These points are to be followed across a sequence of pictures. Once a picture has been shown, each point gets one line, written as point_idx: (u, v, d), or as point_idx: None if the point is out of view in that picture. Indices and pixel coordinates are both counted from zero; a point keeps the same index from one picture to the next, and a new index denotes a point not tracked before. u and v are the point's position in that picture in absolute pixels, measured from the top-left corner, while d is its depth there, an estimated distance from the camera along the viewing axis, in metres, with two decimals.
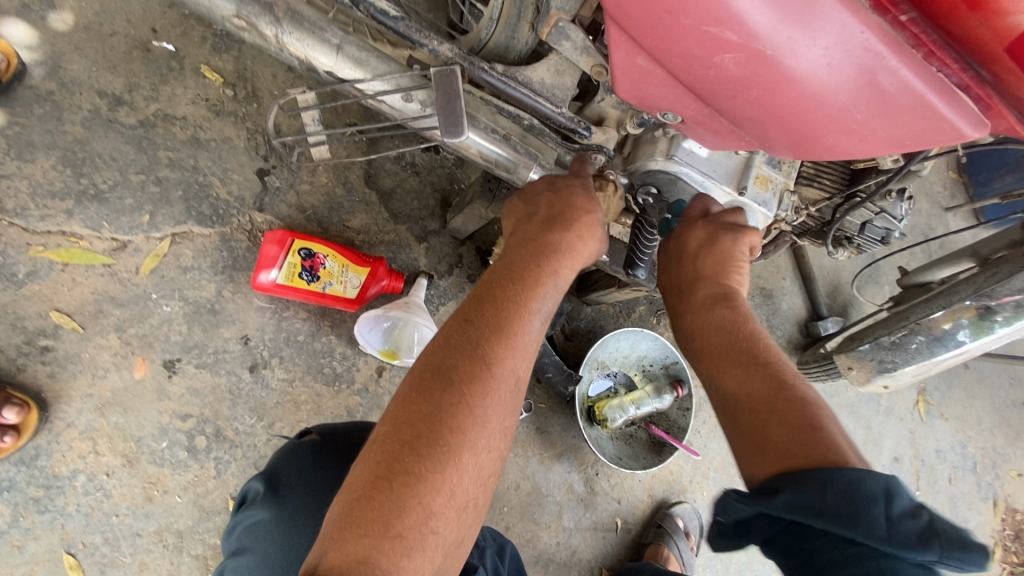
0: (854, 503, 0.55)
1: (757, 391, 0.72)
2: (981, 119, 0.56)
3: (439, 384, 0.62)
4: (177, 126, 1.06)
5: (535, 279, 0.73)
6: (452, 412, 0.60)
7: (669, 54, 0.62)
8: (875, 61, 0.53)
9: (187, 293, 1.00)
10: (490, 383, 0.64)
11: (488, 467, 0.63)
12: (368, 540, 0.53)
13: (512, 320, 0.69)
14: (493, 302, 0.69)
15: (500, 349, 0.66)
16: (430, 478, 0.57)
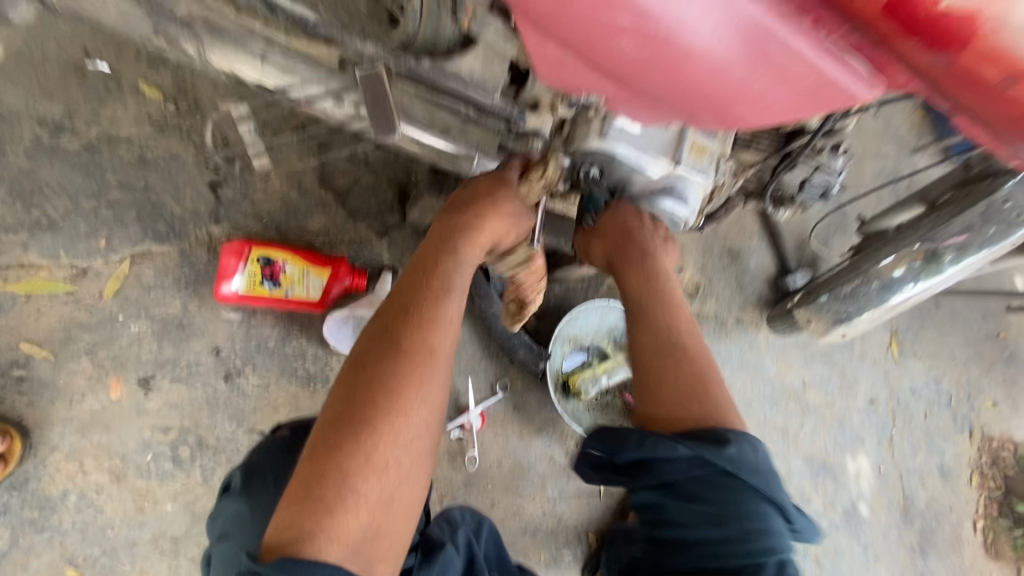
0: (767, 471, 0.67)
1: (671, 347, 0.84)
2: (873, 79, 0.57)
3: (356, 369, 0.67)
4: (123, 147, 1.07)
5: (438, 269, 0.78)
6: (365, 390, 0.65)
7: (575, 39, 0.63)
8: (764, 32, 0.54)
9: (153, 311, 1.03)
10: (400, 357, 0.68)
11: (409, 431, 0.65)
12: (296, 504, 0.58)
13: (421, 302, 0.73)
14: (404, 294, 0.74)
15: (407, 327, 0.70)
16: (347, 446, 0.61)
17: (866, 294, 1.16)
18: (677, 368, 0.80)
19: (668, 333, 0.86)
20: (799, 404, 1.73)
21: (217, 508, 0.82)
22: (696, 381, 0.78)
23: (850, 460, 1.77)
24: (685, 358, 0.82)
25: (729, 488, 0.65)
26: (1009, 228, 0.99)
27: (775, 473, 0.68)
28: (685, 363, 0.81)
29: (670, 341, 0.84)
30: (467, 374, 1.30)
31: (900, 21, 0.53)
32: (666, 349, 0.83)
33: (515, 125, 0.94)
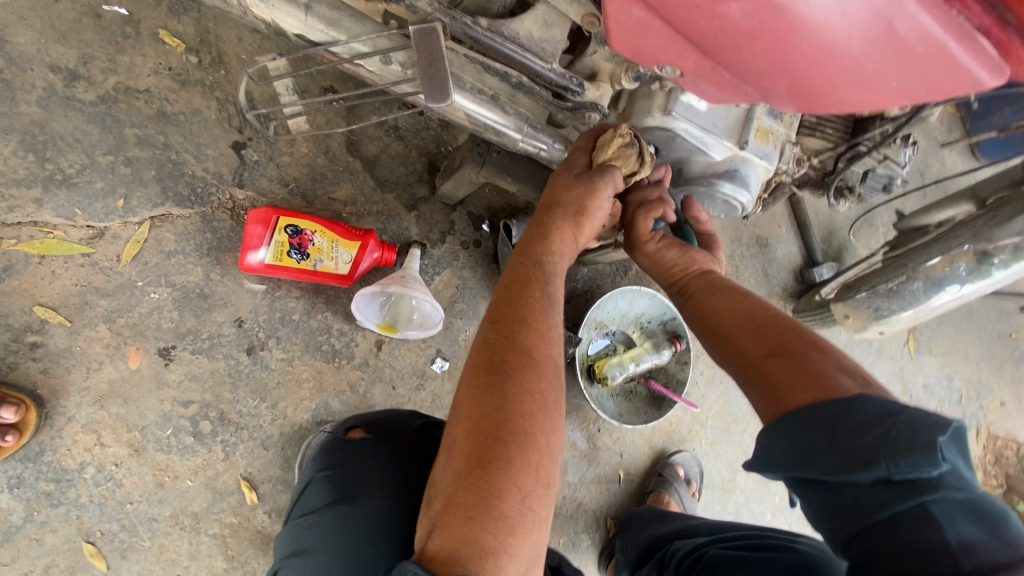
0: (798, 442, 0.53)
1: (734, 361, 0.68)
2: (999, 65, 0.53)
3: (495, 379, 0.61)
4: (142, 100, 0.99)
5: (547, 272, 0.73)
6: (516, 402, 0.60)
7: (670, 3, 0.58)
8: (894, 6, 0.50)
9: (174, 278, 0.98)
10: (541, 367, 0.64)
11: (559, 442, 0.63)
12: (474, 523, 0.55)
13: (537, 307, 0.68)
14: (515, 298, 0.69)
15: (536, 336, 0.66)
16: (515, 462, 0.58)
17: (906, 291, 1.14)
18: (761, 366, 0.63)
19: (725, 340, 0.70)
20: None
21: (293, 517, 0.79)
22: (772, 369, 0.62)
23: None
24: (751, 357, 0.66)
25: (796, 489, 0.55)
26: None
27: (812, 433, 0.53)
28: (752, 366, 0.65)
29: (730, 345, 0.69)
30: None
31: None
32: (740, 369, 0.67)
33: (572, 98, 0.88)
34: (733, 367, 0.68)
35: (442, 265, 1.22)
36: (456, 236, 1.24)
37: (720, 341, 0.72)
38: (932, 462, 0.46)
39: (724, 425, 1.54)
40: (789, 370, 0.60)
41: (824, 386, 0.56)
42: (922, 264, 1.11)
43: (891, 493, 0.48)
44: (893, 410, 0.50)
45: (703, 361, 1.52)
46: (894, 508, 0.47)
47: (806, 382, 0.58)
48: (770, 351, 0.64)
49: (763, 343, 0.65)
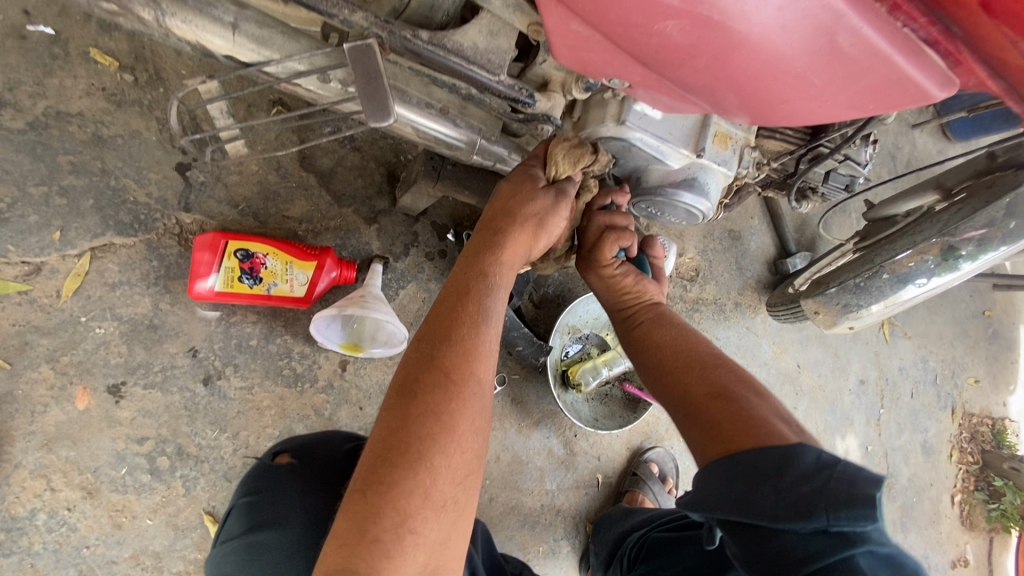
0: (744, 484, 0.56)
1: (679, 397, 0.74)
2: (948, 76, 0.51)
3: (403, 399, 0.59)
4: (75, 124, 0.94)
5: (486, 284, 0.70)
6: (418, 422, 0.57)
7: (607, 20, 0.55)
8: (835, 22, 0.47)
9: (120, 311, 0.94)
10: (456, 387, 0.60)
11: (464, 467, 0.59)
12: (346, 548, 0.52)
13: (464, 324, 0.65)
14: (444, 312, 0.66)
15: (457, 353, 0.63)
16: (401, 486, 0.54)
17: (873, 286, 1.13)
18: (702, 406, 0.69)
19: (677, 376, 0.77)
20: (794, 388, 1.71)
21: (218, 553, 0.75)
22: (712, 409, 0.68)
23: (839, 440, 1.77)
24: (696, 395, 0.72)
25: (732, 529, 0.56)
26: None
27: (757, 476, 0.55)
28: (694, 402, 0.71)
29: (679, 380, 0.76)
30: None
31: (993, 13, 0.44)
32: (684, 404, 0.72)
33: (523, 109, 0.85)
34: (674, 403, 0.75)
35: (407, 278, 1.19)
36: (420, 248, 1.21)
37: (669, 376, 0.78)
38: (871, 516, 0.48)
39: None
40: (726, 413, 0.66)
41: (755, 430, 0.62)
42: (890, 259, 1.10)
43: (827, 544, 0.50)
44: (831, 462, 0.53)
45: None
46: (828, 557, 0.49)
47: (744, 424, 0.63)
48: (714, 392, 0.70)
49: (708, 385, 0.72)
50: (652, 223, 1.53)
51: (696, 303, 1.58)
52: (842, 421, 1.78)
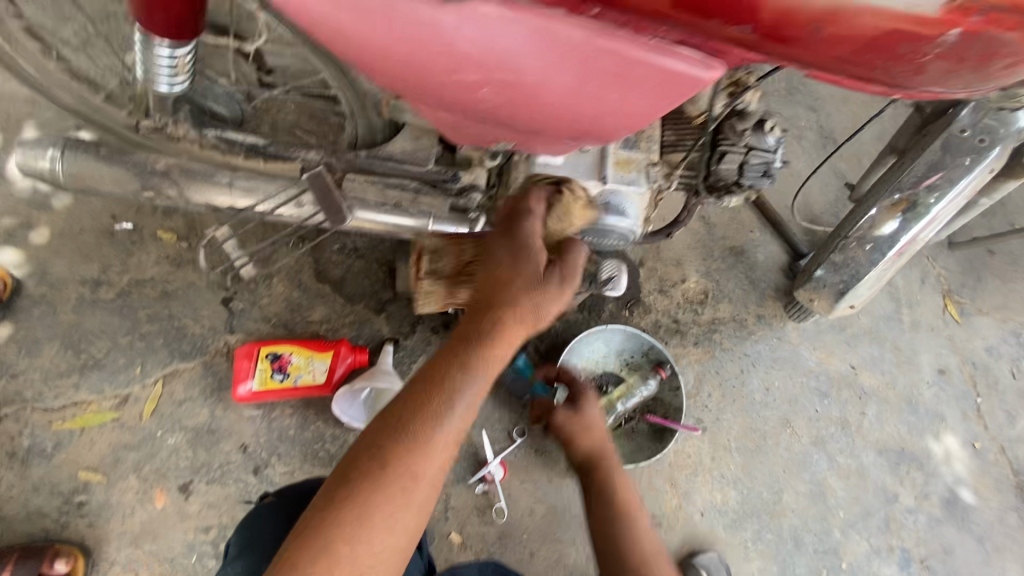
0: None
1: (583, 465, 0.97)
2: (707, 61, 0.61)
3: (344, 477, 0.64)
4: (149, 286, 1.25)
5: (462, 372, 0.70)
6: (343, 508, 0.62)
7: (449, 103, 0.72)
8: (588, 54, 0.61)
9: (185, 422, 1.17)
10: (388, 480, 0.64)
11: (384, 555, 0.63)
12: None
13: (420, 415, 0.67)
14: (405, 398, 0.69)
15: (399, 447, 0.65)
16: (316, 567, 0.60)
17: (847, 261, 1.12)
18: (614, 529, 0.89)
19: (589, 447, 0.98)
20: (856, 392, 1.58)
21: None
22: (620, 540, 0.88)
23: (933, 441, 1.57)
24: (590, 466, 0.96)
25: None
26: (979, 153, 0.95)
27: None
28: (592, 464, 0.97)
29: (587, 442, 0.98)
30: (482, 427, 1.32)
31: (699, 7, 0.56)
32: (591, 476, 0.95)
33: (455, 185, 1.03)
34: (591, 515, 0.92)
35: (418, 352, 1.34)
36: (427, 324, 1.37)
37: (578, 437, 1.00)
38: None
39: (753, 443, 1.46)
40: (633, 544, 0.87)
41: None
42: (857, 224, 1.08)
43: None
44: None
45: (708, 381, 1.50)
46: None
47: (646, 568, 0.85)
48: (625, 522, 0.89)
49: (623, 511, 0.90)
50: (646, 258, 1.60)
51: (713, 323, 1.57)
52: (931, 419, 1.59)
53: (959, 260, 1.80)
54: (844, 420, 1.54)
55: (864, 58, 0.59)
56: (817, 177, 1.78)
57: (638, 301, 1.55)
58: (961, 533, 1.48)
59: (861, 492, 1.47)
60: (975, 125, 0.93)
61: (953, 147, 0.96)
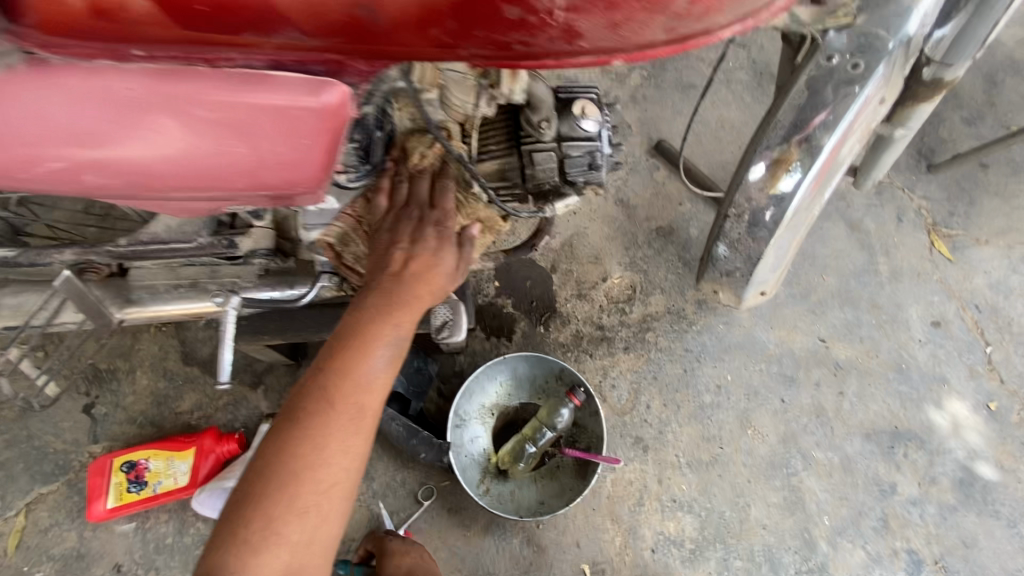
0: None
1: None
2: (317, 84, 0.43)
3: (284, 425, 0.62)
4: (4, 408, 1.17)
5: (394, 318, 0.68)
6: (285, 455, 0.60)
7: (85, 200, 0.56)
8: (164, 107, 0.44)
9: (53, 551, 1.08)
10: (329, 424, 0.62)
11: (335, 496, 0.62)
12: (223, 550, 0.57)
13: (356, 362, 0.65)
14: (339, 348, 0.66)
15: (341, 389, 0.64)
16: (268, 515, 0.58)
17: (742, 240, 0.85)
18: None
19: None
20: (831, 370, 1.33)
21: None
22: None
23: (936, 412, 1.31)
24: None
25: None
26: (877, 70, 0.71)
27: None
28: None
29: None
30: (385, 496, 1.17)
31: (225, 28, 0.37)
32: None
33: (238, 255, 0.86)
34: None
35: None
36: None
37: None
38: None
39: (710, 454, 1.25)
40: None
41: None
42: (743, 186, 0.82)
43: None
44: None
45: (647, 392, 1.29)
46: None
47: None
48: None
49: None
50: (558, 263, 1.39)
51: (646, 321, 1.35)
52: (929, 384, 1.33)
53: (942, 185, 1.50)
54: (818, 406, 1.30)
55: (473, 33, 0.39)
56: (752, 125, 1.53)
57: (554, 312, 1.35)
58: (984, 519, 1.23)
59: (847, 490, 1.24)
60: (848, 45, 0.71)
61: (824, 84, 0.73)
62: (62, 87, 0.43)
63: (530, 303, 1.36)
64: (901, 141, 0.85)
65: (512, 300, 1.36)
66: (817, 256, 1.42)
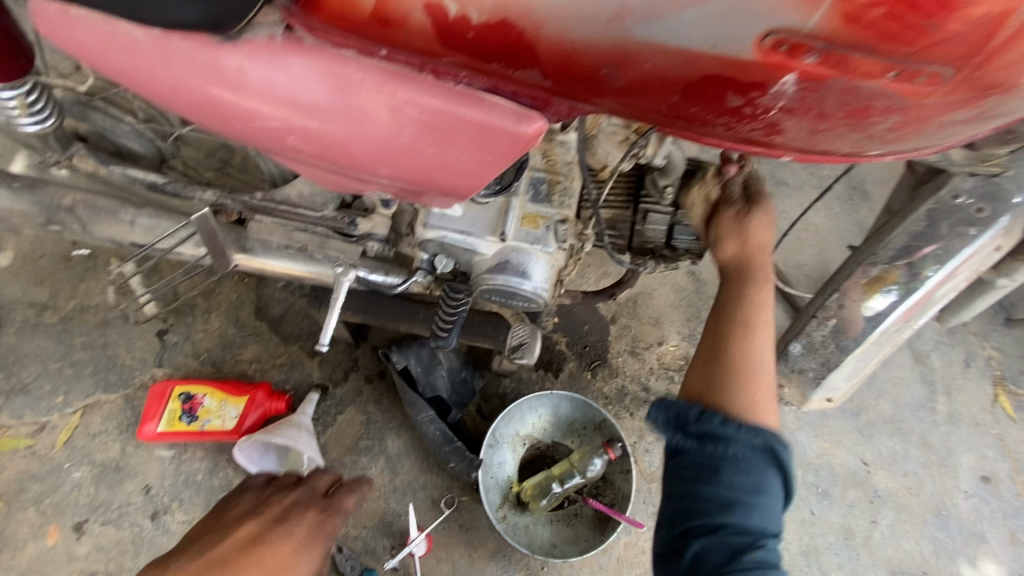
0: None
1: (749, 334, 0.69)
2: (522, 112, 0.49)
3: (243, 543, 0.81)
4: (90, 313, 1.25)
5: (216, 514, 0.92)
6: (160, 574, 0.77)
7: (269, 151, 0.62)
8: (387, 98, 0.51)
9: (95, 456, 1.15)
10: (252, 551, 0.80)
11: None
12: None
13: (262, 527, 0.85)
14: (233, 517, 0.88)
15: (260, 534, 0.83)
16: None
17: (822, 343, 0.87)
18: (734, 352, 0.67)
19: (755, 339, 0.68)
20: (867, 495, 1.30)
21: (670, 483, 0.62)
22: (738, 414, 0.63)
23: (968, 568, 1.26)
24: (745, 342, 0.68)
25: None
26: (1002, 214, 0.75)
27: None
28: (761, 360, 0.67)
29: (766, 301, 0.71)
30: (406, 495, 1.19)
31: (482, 42, 0.45)
32: (745, 345, 0.68)
33: (351, 235, 0.94)
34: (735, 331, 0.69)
35: (346, 403, 1.25)
36: (361, 372, 1.28)
37: (743, 295, 0.71)
38: None
39: None
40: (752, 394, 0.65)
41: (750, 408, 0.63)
42: (836, 292, 0.85)
43: None
44: None
45: None
46: None
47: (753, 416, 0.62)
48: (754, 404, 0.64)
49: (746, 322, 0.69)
50: (619, 315, 1.42)
51: None
52: (966, 538, 1.29)
53: (1016, 340, 1.48)
54: (846, 528, 1.27)
55: (690, 107, 0.47)
56: (834, 236, 1.57)
57: (604, 362, 1.38)
58: None
59: None
60: (975, 189, 0.75)
61: (941, 220, 0.77)
62: (316, 61, 0.50)
63: (584, 348, 1.39)
64: (999, 290, 0.88)
65: (566, 340, 1.39)
66: (876, 378, 1.41)
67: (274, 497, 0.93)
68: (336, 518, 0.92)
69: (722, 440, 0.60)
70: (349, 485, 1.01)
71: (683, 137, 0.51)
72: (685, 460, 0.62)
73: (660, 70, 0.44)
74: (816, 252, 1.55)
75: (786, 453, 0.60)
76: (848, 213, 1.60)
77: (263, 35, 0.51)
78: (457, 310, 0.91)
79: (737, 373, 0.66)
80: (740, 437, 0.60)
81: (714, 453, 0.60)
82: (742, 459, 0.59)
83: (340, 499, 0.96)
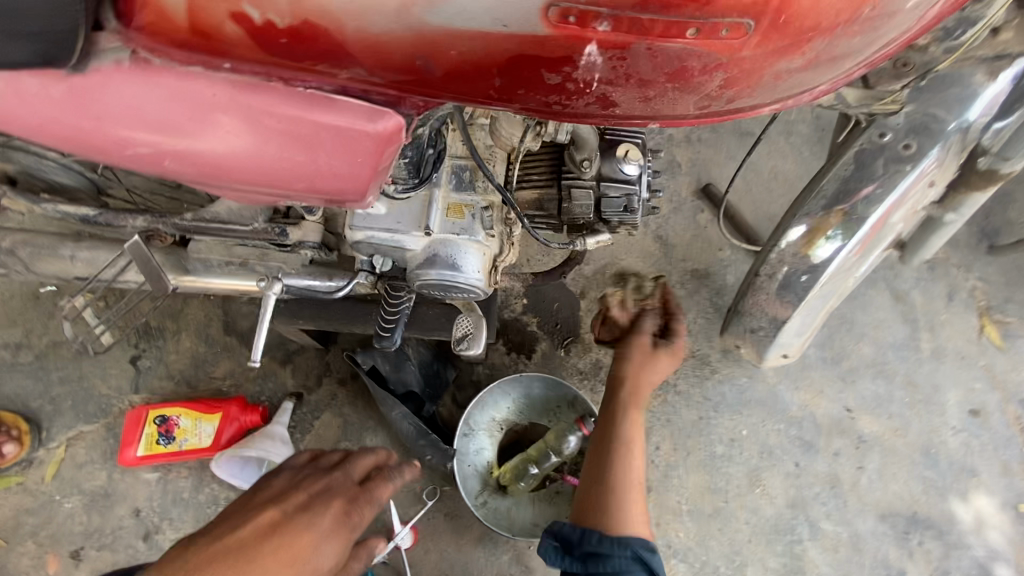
0: None
1: (627, 453, 0.81)
2: (371, 112, 0.50)
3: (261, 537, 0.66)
4: (63, 348, 1.27)
5: (276, 482, 0.75)
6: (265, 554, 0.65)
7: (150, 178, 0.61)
8: (241, 112, 0.50)
9: (84, 486, 1.18)
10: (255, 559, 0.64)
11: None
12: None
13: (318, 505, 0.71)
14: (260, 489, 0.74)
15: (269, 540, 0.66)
16: None
17: (768, 301, 0.84)
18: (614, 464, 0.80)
19: (630, 457, 0.80)
20: (852, 442, 1.29)
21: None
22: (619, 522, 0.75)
23: (960, 503, 1.25)
24: (626, 456, 0.80)
25: None
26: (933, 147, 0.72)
27: None
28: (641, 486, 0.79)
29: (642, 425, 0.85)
30: None
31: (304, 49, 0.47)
32: (622, 464, 0.79)
33: (286, 244, 0.93)
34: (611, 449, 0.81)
35: (321, 407, 1.26)
36: (333, 376, 1.28)
37: (615, 407, 0.86)
38: None
39: (711, 505, 1.24)
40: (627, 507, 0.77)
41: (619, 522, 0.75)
42: (778, 248, 0.81)
43: None
44: None
45: (657, 432, 1.29)
46: None
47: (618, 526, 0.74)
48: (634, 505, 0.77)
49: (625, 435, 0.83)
50: (588, 289, 1.40)
51: None
52: (957, 474, 1.27)
53: (1002, 268, 1.43)
54: (832, 476, 1.27)
55: (506, 87, 0.50)
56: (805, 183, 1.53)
57: (576, 339, 1.37)
58: None
59: (852, 568, 1.21)
60: (901, 125, 0.73)
61: (874, 158, 0.74)
62: (165, 82, 0.49)
63: (555, 326, 1.38)
64: (951, 225, 0.88)
65: (537, 320, 1.38)
66: (855, 322, 1.38)
67: (306, 480, 0.75)
68: (366, 509, 0.74)
69: (603, 558, 0.73)
70: (393, 468, 0.79)
71: (517, 113, 0.54)
72: (572, 573, 0.74)
73: (468, 56, 0.47)
74: (787, 201, 1.51)
75: (654, 561, 0.72)
76: (818, 157, 1.54)
77: (109, 61, 0.49)
78: (399, 309, 0.92)
79: (620, 488, 0.77)
80: (615, 552, 0.72)
81: (596, 567, 0.72)
82: (621, 570, 0.71)
83: (375, 487, 0.76)
